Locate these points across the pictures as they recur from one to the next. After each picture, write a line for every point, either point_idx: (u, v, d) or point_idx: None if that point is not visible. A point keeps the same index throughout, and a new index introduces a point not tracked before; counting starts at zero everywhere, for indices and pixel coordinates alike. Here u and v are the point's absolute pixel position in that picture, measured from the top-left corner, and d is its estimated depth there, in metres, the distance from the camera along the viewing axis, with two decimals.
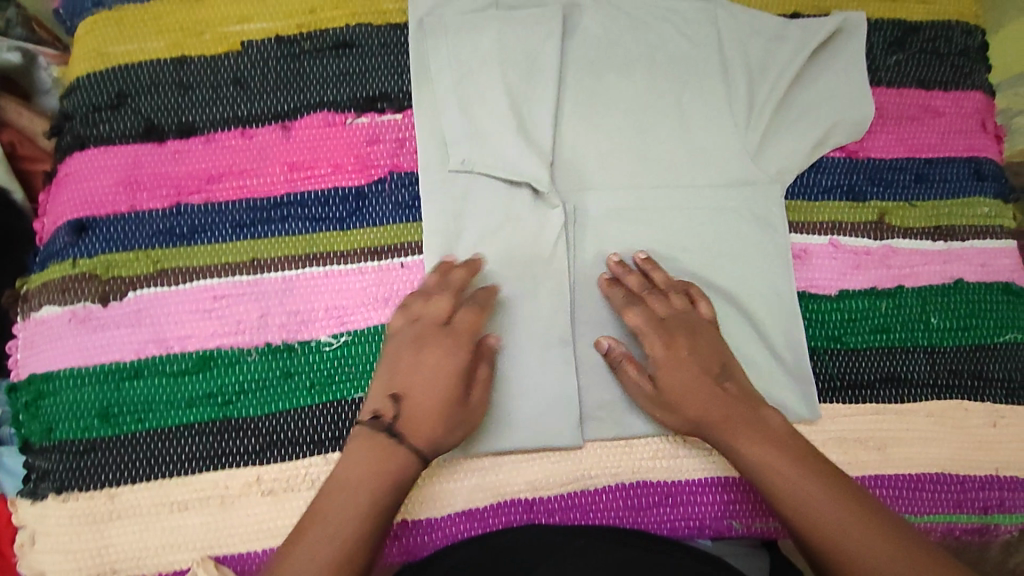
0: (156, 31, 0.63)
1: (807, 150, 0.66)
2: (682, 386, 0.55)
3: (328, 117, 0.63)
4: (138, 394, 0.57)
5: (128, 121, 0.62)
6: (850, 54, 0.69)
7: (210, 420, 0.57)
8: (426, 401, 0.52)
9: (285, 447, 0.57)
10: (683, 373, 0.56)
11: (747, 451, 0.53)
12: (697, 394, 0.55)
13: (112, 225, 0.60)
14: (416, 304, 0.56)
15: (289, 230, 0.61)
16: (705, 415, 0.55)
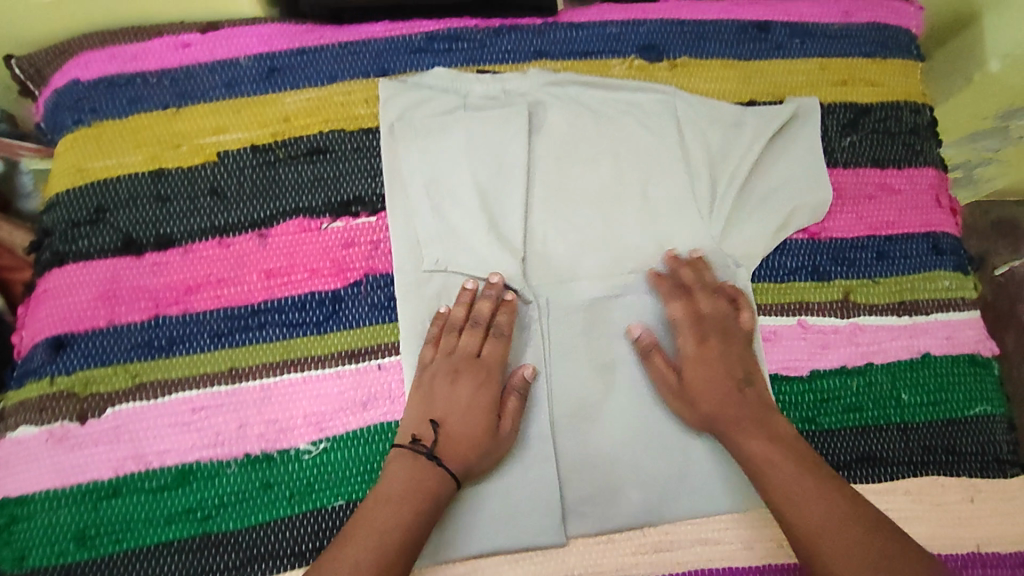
0: (134, 145, 0.65)
1: (775, 229, 0.68)
2: (704, 378, 0.60)
3: (303, 223, 0.65)
4: (116, 514, 0.57)
5: (106, 235, 0.63)
6: (805, 139, 0.72)
7: (189, 537, 0.57)
8: (461, 429, 0.58)
9: (265, 561, 0.57)
10: (708, 367, 0.61)
11: (749, 448, 0.58)
12: (714, 387, 0.60)
13: (90, 340, 0.60)
14: (447, 337, 0.61)
15: (267, 337, 0.62)
16: (718, 409, 0.59)
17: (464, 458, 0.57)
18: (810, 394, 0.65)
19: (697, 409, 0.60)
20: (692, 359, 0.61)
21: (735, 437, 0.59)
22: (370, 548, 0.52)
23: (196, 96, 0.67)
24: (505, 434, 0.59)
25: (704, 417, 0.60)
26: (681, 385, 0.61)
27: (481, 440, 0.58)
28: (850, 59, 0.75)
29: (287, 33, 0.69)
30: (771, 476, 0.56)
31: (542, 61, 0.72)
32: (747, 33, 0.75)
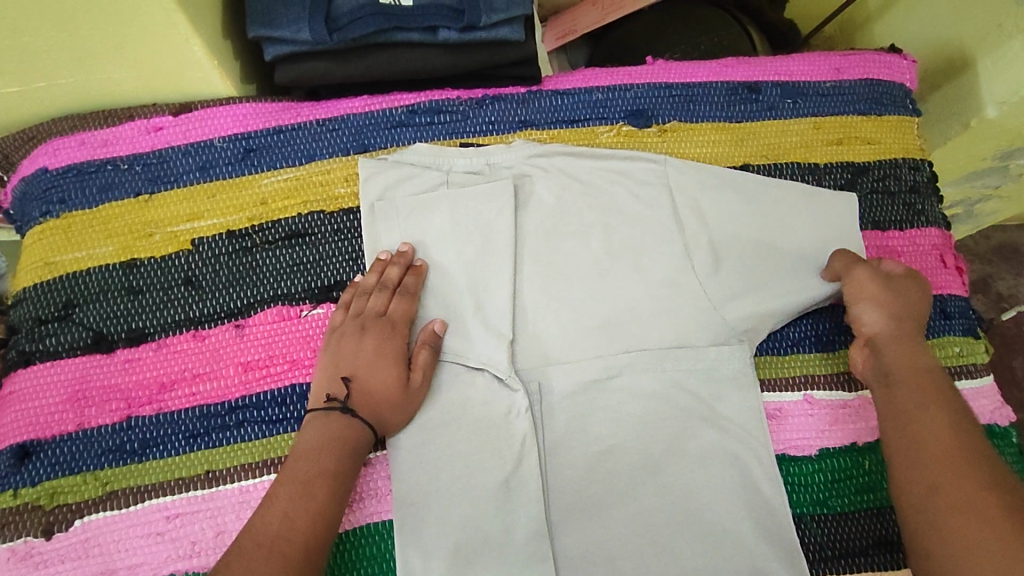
0: (104, 235, 0.63)
1: (793, 307, 0.64)
2: (907, 294, 0.62)
3: (283, 311, 0.62)
4: None
5: (75, 333, 0.60)
6: (808, 197, 0.68)
7: None
8: (371, 381, 0.57)
9: None
10: (910, 292, 0.62)
11: (902, 364, 0.59)
12: (907, 310, 0.61)
13: (57, 447, 0.57)
14: (357, 301, 0.60)
15: (246, 436, 0.58)
16: (907, 325, 0.61)
17: (378, 406, 0.56)
18: (819, 475, 0.62)
19: (889, 308, 0.61)
20: (899, 281, 0.62)
21: (905, 346, 0.59)
22: (299, 504, 0.51)
23: (170, 181, 0.65)
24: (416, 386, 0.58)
25: (894, 320, 0.61)
26: (882, 286, 0.61)
27: (392, 389, 0.57)
28: (844, 117, 0.74)
29: (262, 113, 0.68)
30: (909, 404, 0.56)
31: (527, 132, 0.70)
32: (737, 94, 0.74)
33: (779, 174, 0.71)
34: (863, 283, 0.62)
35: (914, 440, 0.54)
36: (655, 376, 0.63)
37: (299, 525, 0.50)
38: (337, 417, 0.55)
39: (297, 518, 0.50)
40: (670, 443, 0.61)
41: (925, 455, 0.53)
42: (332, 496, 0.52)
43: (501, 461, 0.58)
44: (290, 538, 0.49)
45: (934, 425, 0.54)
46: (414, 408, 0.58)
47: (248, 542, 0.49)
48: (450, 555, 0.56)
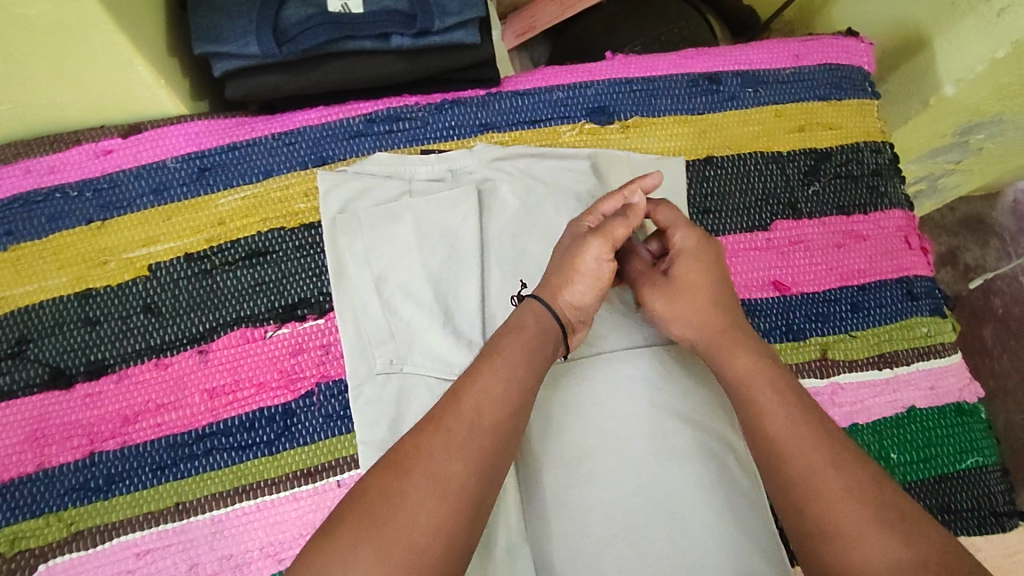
0: (56, 267, 0.61)
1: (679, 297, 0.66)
2: (693, 286, 0.58)
3: (246, 333, 0.60)
4: None
5: (31, 370, 0.58)
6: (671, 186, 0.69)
7: None
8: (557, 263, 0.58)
9: None
10: (693, 274, 0.58)
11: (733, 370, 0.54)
12: (694, 300, 0.58)
13: (18, 489, 0.55)
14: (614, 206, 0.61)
15: (215, 464, 0.57)
16: (715, 322, 0.57)
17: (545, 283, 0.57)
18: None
19: (687, 307, 0.58)
20: (682, 264, 0.59)
21: (726, 353, 0.55)
22: (454, 452, 0.45)
23: (122, 206, 0.63)
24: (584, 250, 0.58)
25: (693, 324, 0.58)
26: (671, 294, 0.59)
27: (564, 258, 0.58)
28: (805, 103, 0.74)
29: (215, 130, 0.66)
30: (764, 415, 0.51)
31: (489, 135, 0.69)
32: (698, 86, 0.73)
33: (743, 164, 0.71)
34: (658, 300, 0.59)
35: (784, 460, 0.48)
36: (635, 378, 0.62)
37: (452, 470, 0.45)
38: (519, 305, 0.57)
39: (453, 462, 0.45)
40: (644, 440, 0.59)
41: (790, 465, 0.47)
42: (495, 438, 0.47)
43: None
44: (448, 481, 0.44)
45: (783, 432, 0.49)
46: (592, 272, 0.57)
47: (393, 491, 0.44)
48: None
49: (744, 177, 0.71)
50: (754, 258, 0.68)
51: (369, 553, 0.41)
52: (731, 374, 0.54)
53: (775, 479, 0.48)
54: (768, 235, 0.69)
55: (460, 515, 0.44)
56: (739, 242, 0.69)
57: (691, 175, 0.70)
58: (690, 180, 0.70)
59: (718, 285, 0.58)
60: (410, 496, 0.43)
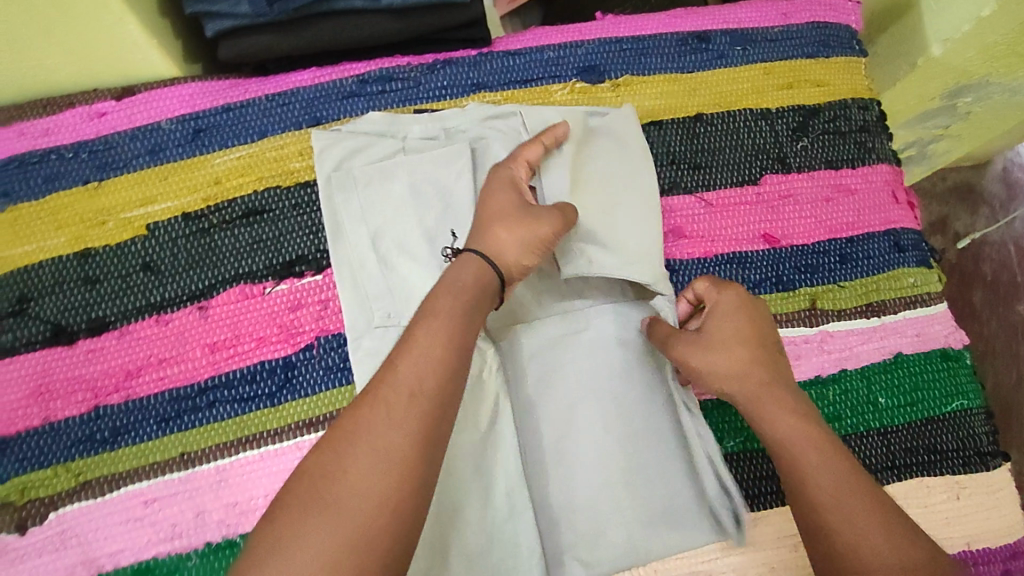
0: (54, 226, 0.62)
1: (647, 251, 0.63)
2: (730, 338, 0.56)
3: (245, 290, 0.61)
4: None
5: (33, 327, 0.59)
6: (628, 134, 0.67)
7: None
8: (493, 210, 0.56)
9: None
10: (737, 328, 0.56)
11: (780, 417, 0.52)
12: (739, 349, 0.55)
13: (26, 442, 0.56)
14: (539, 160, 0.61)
15: (218, 415, 0.58)
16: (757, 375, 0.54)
17: (493, 238, 0.54)
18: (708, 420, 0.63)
19: (732, 358, 0.55)
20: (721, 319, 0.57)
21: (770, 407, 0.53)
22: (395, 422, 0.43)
23: (117, 167, 0.63)
24: (545, 216, 0.56)
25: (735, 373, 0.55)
26: (709, 345, 0.56)
27: (520, 216, 0.55)
28: (794, 61, 0.75)
29: (208, 91, 0.66)
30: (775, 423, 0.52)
31: (481, 94, 0.70)
32: (688, 44, 0.74)
33: (733, 120, 0.72)
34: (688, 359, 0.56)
35: (801, 489, 0.49)
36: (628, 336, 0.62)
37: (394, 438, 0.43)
38: (462, 260, 0.53)
39: (396, 431, 0.43)
40: (636, 388, 0.60)
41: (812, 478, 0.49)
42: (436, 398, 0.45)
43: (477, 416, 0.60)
44: (390, 452, 0.42)
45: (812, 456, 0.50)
46: (544, 238, 0.56)
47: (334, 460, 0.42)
48: (435, 515, 0.56)
49: (734, 133, 0.72)
50: (744, 212, 0.69)
51: (322, 534, 0.40)
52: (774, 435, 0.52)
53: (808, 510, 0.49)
54: (758, 189, 0.70)
55: (413, 482, 0.42)
56: (730, 196, 0.70)
57: (655, 132, 0.71)
58: (680, 137, 0.71)
59: (755, 339, 0.56)
60: (357, 471, 0.42)
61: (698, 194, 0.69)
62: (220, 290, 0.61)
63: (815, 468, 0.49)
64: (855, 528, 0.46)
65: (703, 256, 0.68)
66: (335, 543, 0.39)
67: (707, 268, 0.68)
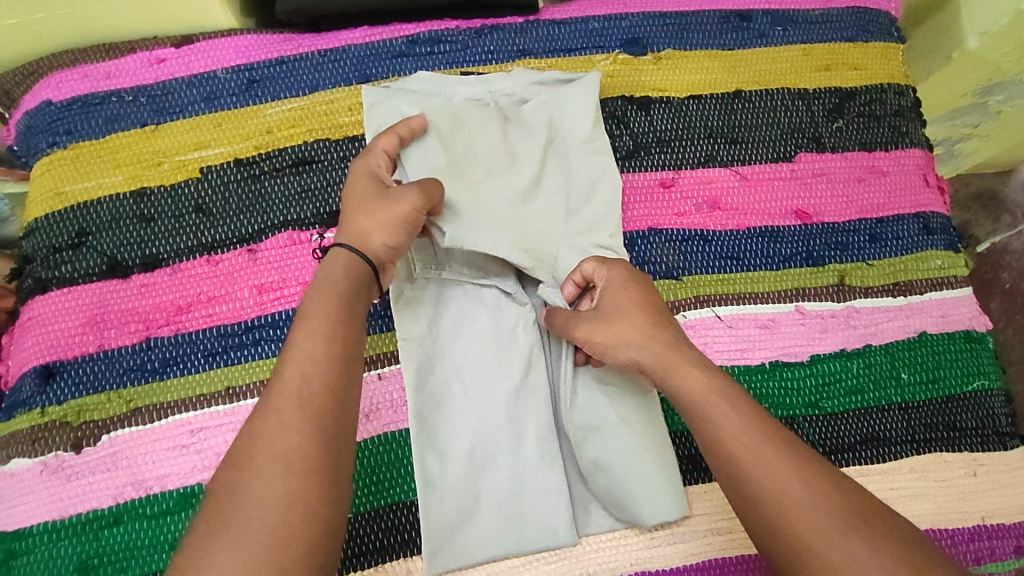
0: (113, 165, 0.64)
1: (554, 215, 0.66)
2: (627, 307, 0.56)
3: (293, 236, 0.63)
4: (59, 554, 0.55)
5: (90, 260, 0.62)
6: (543, 104, 0.68)
7: (91, 550, 0.55)
8: (352, 204, 0.57)
9: None
10: (627, 296, 0.57)
11: (689, 386, 0.52)
12: (634, 313, 0.56)
13: (81, 367, 0.59)
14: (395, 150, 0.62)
15: (263, 353, 0.60)
16: (656, 337, 0.54)
17: (355, 228, 0.55)
18: None
19: (631, 325, 0.55)
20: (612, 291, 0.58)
21: (671, 368, 0.53)
22: (285, 427, 0.46)
23: (174, 112, 0.66)
24: (402, 195, 0.56)
25: (635, 338, 0.54)
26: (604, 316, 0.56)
27: (377, 202, 0.56)
28: (833, 44, 0.76)
29: (264, 44, 0.69)
30: (685, 387, 0.52)
31: (526, 60, 0.71)
32: (729, 23, 0.75)
33: (770, 99, 0.74)
34: (589, 334, 0.56)
35: (723, 460, 0.49)
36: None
37: (288, 441, 0.46)
38: (332, 257, 0.55)
39: (291, 438, 0.46)
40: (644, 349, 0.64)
41: (731, 445, 0.49)
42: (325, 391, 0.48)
43: (512, 369, 0.61)
44: (289, 457, 0.45)
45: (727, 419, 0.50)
46: (406, 216, 0.55)
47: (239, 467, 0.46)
48: (465, 457, 0.59)
49: (771, 111, 0.73)
50: (777, 187, 0.71)
51: (233, 547, 0.42)
52: (689, 401, 0.51)
53: (734, 483, 0.48)
54: (792, 166, 0.72)
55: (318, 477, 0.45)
56: (764, 171, 0.71)
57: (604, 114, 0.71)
58: (719, 111, 0.72)
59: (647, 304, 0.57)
60: (256, 479, 0.45)
61: (734, 167, 0.71)
62: (269, 234, 0.63)
63: (728, 427, 0.49)
64: (779, 492, 0.46)
65: (736, 228, 0.69)
66: (247, 553, 0.42)
67: (739, 240, 0.69)
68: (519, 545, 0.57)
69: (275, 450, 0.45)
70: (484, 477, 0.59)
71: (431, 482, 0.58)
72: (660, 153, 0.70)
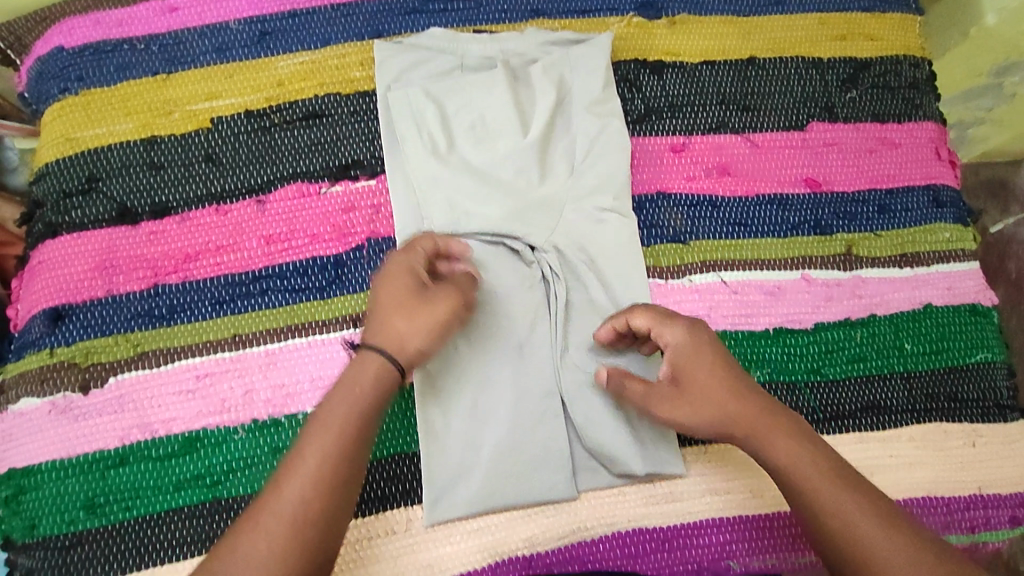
0: (124, 113, 0.64)
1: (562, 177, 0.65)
2: (706, 381, 0.54)
3: (302, 188, 0.64)
4: (67, 492, 0.56)
5: (100, 206, 0.62)
6: (556, 62, 0.67)
7: (98, 490, 0.56)
8: (387, 307, 0.52)
9: (152, 523, 0.56)
10: (701, 372, 0.54)
11: (779, 452, 0.52)
12: (717, 391, 0.54)
13: (89, 310, 0.60)
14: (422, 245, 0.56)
15: (270, 303, 0.61)
16: (740, 410, 0.53)
17: (392, 331, 0.51)
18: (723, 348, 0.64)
19: (715, 406, 0.54)
20: (684, 362, 0.55)
21: (768, 438, 0.53)
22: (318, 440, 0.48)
23: (186, 62, 0.66)
24: (438, 297, 0.53)
25: (719, 418, 0.54)
26: (687, 397, 0.54)
27: (417, 305, 0.52)
28: (849, 14, 0.75)
29: None
30: (773, 446, 0.52)
31: (539, 21, 0.71)
32: None
33: (784, 67, 0.73)
34: (679, 420, 0.55)
35: (810, 510, 0.51)
36: (633, 269, 0.64)
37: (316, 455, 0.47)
38: (361, 357, 0.51)
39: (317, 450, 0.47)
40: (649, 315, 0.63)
41: (815, 494, 0.50)
42: (362, 421, 0.49)
43: (516, 326, 0.61)
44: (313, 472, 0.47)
45: (810, 467, 0.51)
46: (442, 319, 0.53)
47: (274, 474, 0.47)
48: (467, 411, 0.59)
49: (784, 79, 0.72)
50: (788, 155, 0.70)
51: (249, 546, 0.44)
52: (778, 464, 0.52)
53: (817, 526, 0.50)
54: (803, 135, 0.71)
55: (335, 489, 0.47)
56: (775, 139, 0.71)
57: (616, 77, 0.70)
58: (732, 78, 0.72)
59: (728, 373, 0.54)
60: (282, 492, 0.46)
61: (745, 134, 0.71)
62: (279, 186, 0.63)
63: (814, 477, 0.51)
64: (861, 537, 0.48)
65: (745, 194, 0.69)
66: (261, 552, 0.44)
67: (748, 207, 0.69)
68: (519, 497, 0.58)
69: (304, 463, 0.47)
70: (486, 430, 0.59)
71: (432, 434, 0.59)
72: (671, 117, 0.70)
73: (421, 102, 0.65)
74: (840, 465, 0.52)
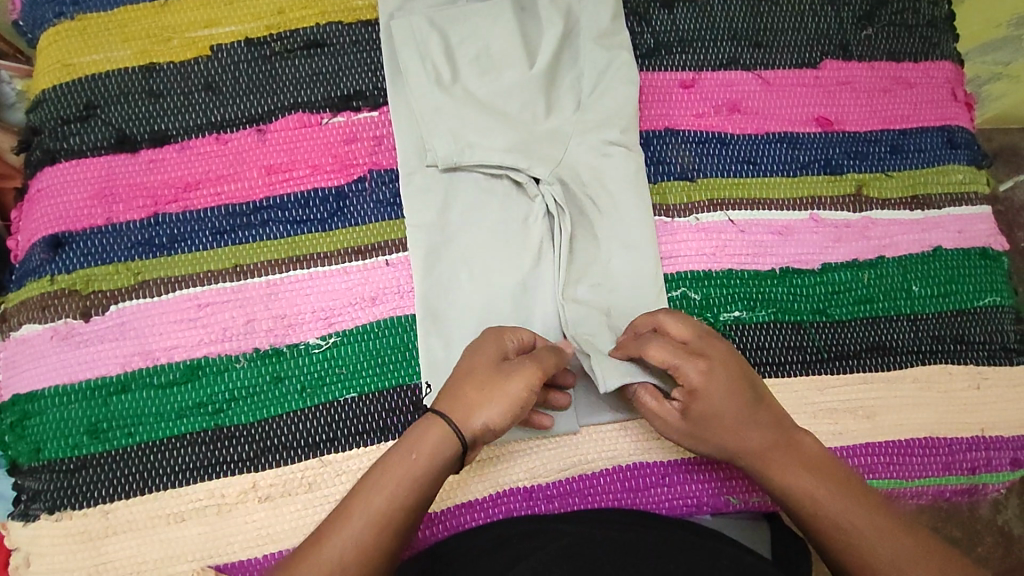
0: (121, 39, 0.63)
1: (567, 111, 0.64)
2: (724, 413, 0.53)
3: (303, 118, 0.62)
4: (71, 417, 0.57)
5: (99, 133, 0.61)
6: None
7: (101, 417, 0.57)
8: (465, 372, 0.51)
9: (155, 449, 0.56)
10: (720, 403, 0.52)
11: (787, 476, 0.53)
12: (735, 422, 0.53)
13: (89, 239, 0.59)
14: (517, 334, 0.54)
15: (271, 234, 0.60)
16: (749, 437, 0.53)
17: (460, 402, 0.49)
18: (730, 285, 0.64)
19: (730, 434, 0.53)
20: (705, 398, 0.52)
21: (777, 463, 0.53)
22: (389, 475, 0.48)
23: None
24: (517, 373, 0.50)
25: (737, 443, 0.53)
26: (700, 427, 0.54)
27: (493, 377, 0.50)
28: None
29: None
30: (775, 468, 0.53)
31: None
32: None
33: (799, 3, 0.71)
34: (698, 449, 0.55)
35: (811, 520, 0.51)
36: (640, 204, 0.62)
37: (386, 493, 0.47)
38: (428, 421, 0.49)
39: (387, 486, 0.47)
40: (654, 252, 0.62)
41: (816, 503, 0.51)
42: (425, 482, 0.48)
43: (519, 260, 0.61)
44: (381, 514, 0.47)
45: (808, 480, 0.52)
46: (516, 397, 0.50)
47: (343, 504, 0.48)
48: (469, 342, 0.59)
49: (798, 15, 0.70)
50: (800, 93, 0.69)
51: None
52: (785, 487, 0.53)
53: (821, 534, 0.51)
54: (816, 73, 0.69)
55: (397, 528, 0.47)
56: (787, 76, 0.69)
57: (626, 10, 0.68)
58: (744, 13, 0.70)
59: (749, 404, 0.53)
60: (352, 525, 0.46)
61: (757, 72, 0.69)
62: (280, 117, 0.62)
63: (814, 487, 0.52)
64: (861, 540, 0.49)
65: (755, 132, 0.67)
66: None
67: (757, 145, 0.67)
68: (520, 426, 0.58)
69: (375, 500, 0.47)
70: None
71: (434, 364, 0.58)
72: (681, 52, 0.68)
73: (424, 31, 0.63)
74: (839, 474, 0.53)
